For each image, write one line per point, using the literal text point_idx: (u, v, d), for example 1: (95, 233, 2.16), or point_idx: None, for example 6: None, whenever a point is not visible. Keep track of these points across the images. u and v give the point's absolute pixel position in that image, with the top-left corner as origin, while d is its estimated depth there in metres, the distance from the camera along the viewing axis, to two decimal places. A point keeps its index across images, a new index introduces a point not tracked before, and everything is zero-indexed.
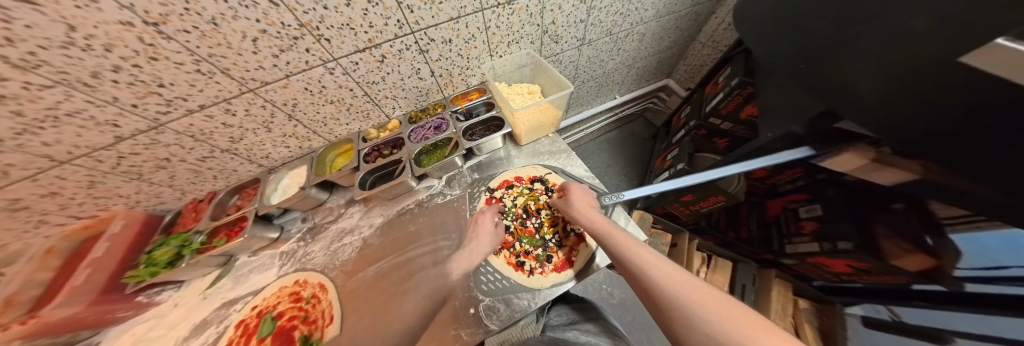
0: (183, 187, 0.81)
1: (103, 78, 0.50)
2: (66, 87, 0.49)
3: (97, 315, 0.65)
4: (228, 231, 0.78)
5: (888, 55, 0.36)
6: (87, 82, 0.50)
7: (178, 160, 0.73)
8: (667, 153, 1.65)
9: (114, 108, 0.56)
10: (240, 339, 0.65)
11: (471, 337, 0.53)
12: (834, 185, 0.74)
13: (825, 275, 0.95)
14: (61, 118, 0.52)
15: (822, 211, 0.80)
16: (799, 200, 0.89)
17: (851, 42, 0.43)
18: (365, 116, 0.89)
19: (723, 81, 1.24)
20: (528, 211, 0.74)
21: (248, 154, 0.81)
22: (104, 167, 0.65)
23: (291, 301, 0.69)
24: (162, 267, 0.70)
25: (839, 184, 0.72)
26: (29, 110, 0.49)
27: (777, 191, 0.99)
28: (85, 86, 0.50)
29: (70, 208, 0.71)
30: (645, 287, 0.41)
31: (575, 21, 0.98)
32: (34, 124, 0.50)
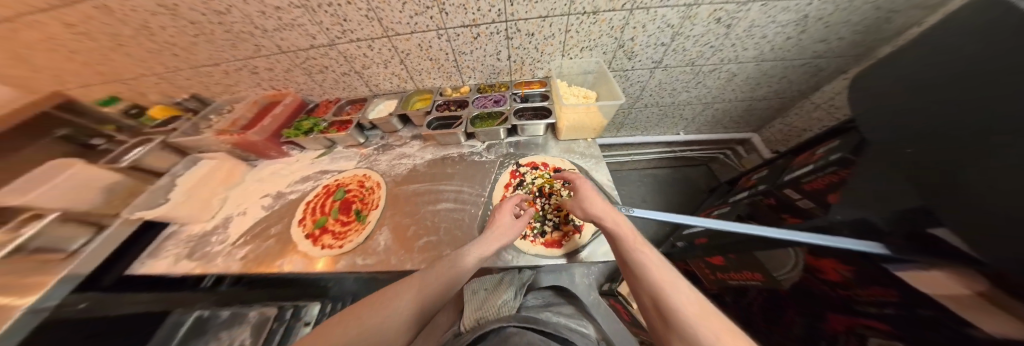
0: (325, 90, 1.18)
1: (321, 8, 0.81)
2: (304, 9, 0.81)
3: (263, 147, 1.05)
4: (338, 126, 1.11)
5: None
6: (313, 9, 0.81)
7: (330, 71, 1.07)
8: (717, 209, 1.48)
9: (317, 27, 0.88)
10: (323, 195, 0.95)
11: None
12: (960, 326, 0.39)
13: None
14: (293, 26, 0.87)
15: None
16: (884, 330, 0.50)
17: None
18: (448, 77, 1.11)
19: (822, 152, 1.03)
20: (542, 191, 0.83)
21: (367, 80, 1.13)
22: (296, 62, 1.02)
23: (357, 185, 0.95)
24: (302, 133, 1.06)
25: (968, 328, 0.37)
26: (284, 18, 0.83)
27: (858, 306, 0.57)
28: (312, 11, 0.82)
29: (272, 82, 1.13)
30: (631, 268, 0.45)
31: (655, 43, 0.99)
32: (284, 26, 0.86)
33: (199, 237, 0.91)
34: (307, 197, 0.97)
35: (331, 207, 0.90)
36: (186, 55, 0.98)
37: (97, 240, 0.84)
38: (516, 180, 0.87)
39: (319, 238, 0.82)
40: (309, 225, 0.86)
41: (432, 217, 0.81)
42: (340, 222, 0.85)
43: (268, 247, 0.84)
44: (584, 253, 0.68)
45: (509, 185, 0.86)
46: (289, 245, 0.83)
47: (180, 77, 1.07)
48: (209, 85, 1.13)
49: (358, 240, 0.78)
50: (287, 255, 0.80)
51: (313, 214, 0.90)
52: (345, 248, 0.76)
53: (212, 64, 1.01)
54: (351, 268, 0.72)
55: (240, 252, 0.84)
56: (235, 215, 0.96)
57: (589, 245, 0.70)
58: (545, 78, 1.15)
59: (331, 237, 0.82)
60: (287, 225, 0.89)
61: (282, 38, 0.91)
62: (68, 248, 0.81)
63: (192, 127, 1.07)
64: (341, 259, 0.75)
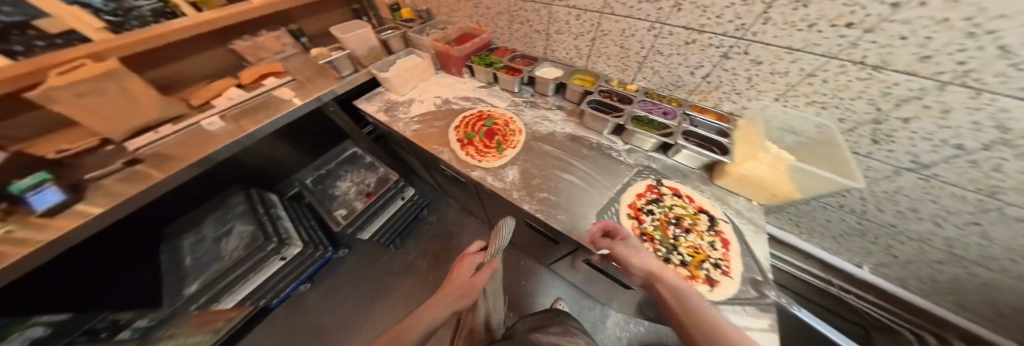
0: (509, 39, 1.34)
1: None
2: None
3: (455, 64, 1.30)
4: (509, 71, 1.25)
5: None
6: None
7: (529, 25, 1.20)
8: None
9: None
10: (476, 116, 1.12)
11: (574, 229, 0.74)
12: None
13: None
14: None
15: None
16: None
17: None
18: (623, 69, 1.10)
19: None
20: (678, 221, 0.75)
21: (549, 44, 1.21)
22: (510, 7, 1.18)
23: (503, 122, 1.08)
24: (484, 65, 1.25)
25: None
26: None
27: None
28: None
29: (479, 17, 1.35)
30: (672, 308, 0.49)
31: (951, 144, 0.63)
32: None
33: (392, 103, 1.25)
34: (464, 112, 1.16)
35: (478, 128, 1.06)
36: None
37: (352, 77, 1.25)
38: (651, 194, 0.82)
39: (464, 145, 0.98)
40: (460, 132, 1.04)
41: (557, 184, 0.86)
42: (482, 144, 0.99)
43: (429, 132, 1.06)
44: None
45: (642, 197, 0.81)
46: (440, 138, 1.03)
47: None
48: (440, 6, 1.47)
49: (492, 165, 0.90)
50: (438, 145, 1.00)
51: (465, 126, 1.07)
52: (482, 165, 0.90)
53: None
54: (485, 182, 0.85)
55: (413, 126, 1.10)
56: (416, 100, 1.24)
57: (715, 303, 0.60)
58: (730, 114, 0.99)
59: (473, 151, 0.96)
60: (445, 124, 1.09)
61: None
62: (340, 74, 1.23)
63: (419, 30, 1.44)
64: (476, 171, 0.89)
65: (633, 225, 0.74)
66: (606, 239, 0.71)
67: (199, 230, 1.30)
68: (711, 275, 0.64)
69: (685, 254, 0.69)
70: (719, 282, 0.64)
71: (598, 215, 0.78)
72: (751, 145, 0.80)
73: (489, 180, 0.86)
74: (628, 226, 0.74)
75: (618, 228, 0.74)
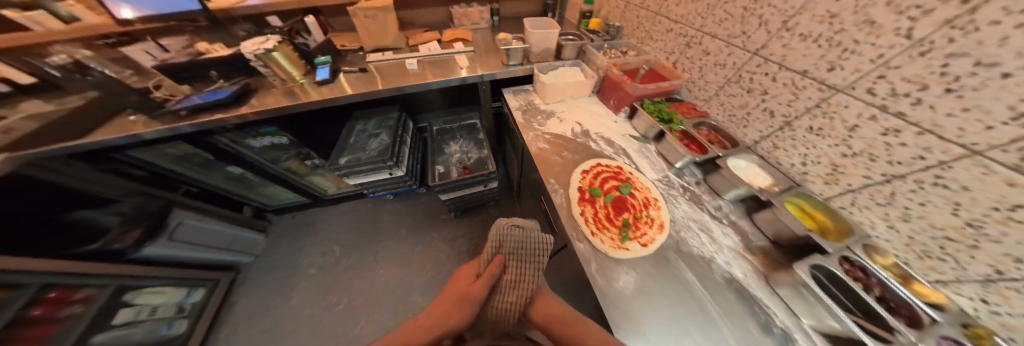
0: (708, 100, 0.99)
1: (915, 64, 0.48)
2: (888, 49, 0.52)
3: (621, 98, 1.08)
4: (689, 140, 0.93)
5: None
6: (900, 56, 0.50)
7: (762, 99, 0.81)
8: None
9: (860, 69, 0.57)
10: (614, 171, 0.90)
11: None
12: None
13: None
14: (837, 46, 0.61)
15: None
16: None
17: None
18: (924, 253, 0.57)
19: None
20: None
21: (778, 136, 0.80)
22: (746, 68, 0.83)
23: (642, 197, 0.82)
24: (660, 120, 0.97)
25: None
26: (845, 39, 0.59)
27: None
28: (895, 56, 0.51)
29: (681, 59, 1.07)
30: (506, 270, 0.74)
31: None
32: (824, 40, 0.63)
33: (532, 105, 1.20)
34: (601, 157, 0.95)
35: (609, 187, 0.85)
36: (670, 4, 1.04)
37: (514, 68, 1.26)
38: None
39: (584, 200, 0.80)
40: (587, 180, 0.85)
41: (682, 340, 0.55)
42: (605, 211, 0.79)
43: (554, 159, 0.93)
44: None
45: None
46: (559, 171, 0.89)
47: (635, 10, 1.23)
48: (637, 27, 1.25)
49: (605, 247, 0.70)
50: (553, 179, 0.86)
51: (595, 176, 0.87)
52: (593, 238, 0.72)
53: (673, 21, 1.04)
54: (589, 267, 0.66)
55: (540, 144, 0.99)
56: (557, 116, 1.13)
57: None
58: None
59: (589, 211, 0.78)
60: (572, 160, 0.93)
61: (785, 47, 0.72)
62: (508, 61, 1.27)
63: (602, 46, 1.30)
64: (582, 239, 0.72)
65: None
66: None
67: (366, 123, 1.79)
68: None
69: None
70: None
71: None
72: None
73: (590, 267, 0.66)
74: None
75: None
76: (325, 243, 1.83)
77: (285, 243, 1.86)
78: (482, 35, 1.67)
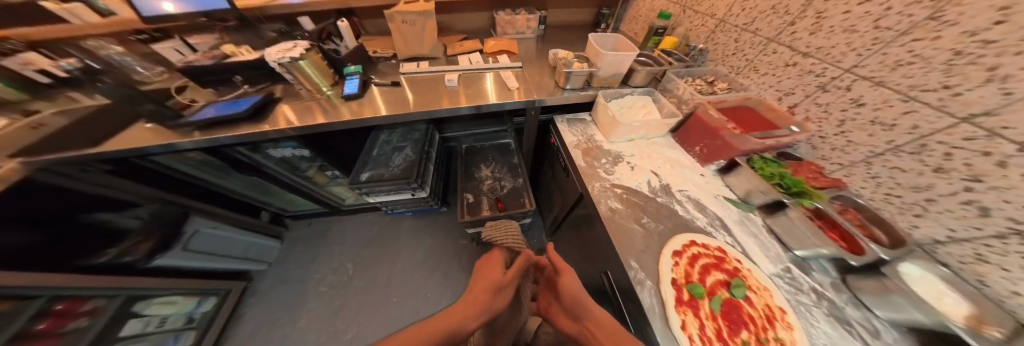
0: (853, 167, 0.73)
1: None
2: None
3: (718, 148, 0.83)
4: (828, 226, 0.67)
5: None
6: None
7: (963, 184, 0.55)
8: None
9: None
10: (714, 257, 0.68)
11: None
12: None
13: None
14: None
15: None
16: None
17: None
18: None
19: None
20: None
21: (991, 247, 0.52)
22: (934, 137, 0.58)
23: (763, 306, 0.59)
24: (781, 188, 0.71)
25: None
26: None
27: None
28: None
29: (805, 103, 0.81)
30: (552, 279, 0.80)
31: None
32: None
33: (592, 142, 0.99)
34: (693, 232, 0.73)
35: (710, 283, 0.64)
36: (796, 31, 0.79)
37: (571, 94, 1.06)
38: None
39: (678, 302, 0.59)
40: (682, 271, 0.65)
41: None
42: (712, 323, 0.58)
43: (630, 229, 0.73)
44: None
45: None
46: (639, 250, 0.68)
47: (732, 33, 0.98)
48: (733, 54, 1.01)
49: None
50: (633, 261, 0.66)
51: (690, 262, 0.67)
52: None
53: (799, 54, 0.79)
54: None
55: (608, 202, 0.79)
56: (626, 161, 0.92)
57: None
58: None
59: (692, 323, 0.56)
60: (654, 232, 0.73)
61: (1011, 127, 0.44)
62: (564, 85, 1.06)
63: (682, 74, 1.06)
64: None
65: None
66: None
67: (391, 134, 1.66)
68: None
69: None
70: None
71: None
72: None
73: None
74: None
75: None
76: (337, 258, 1.71)
77: (298, 251, 1.77)
78: (526, 47, 1.48)
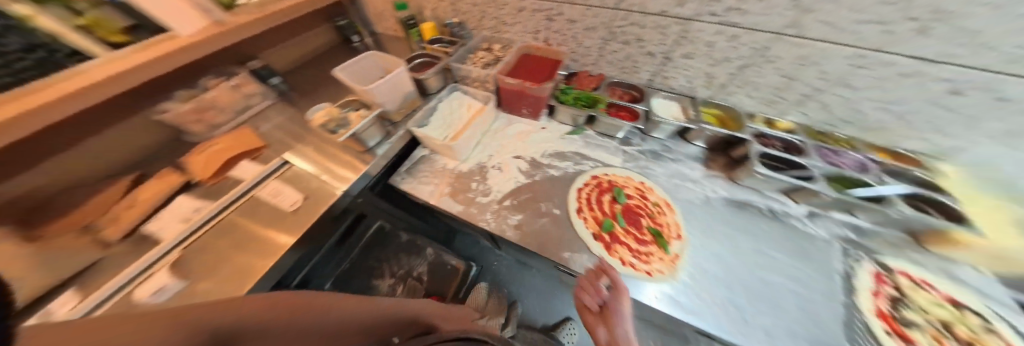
0: (600, 60, 0.95)
1: None
2: None
3: (533, 104, 0.92)
4: (613, 111, 0.92)
5: None
6: None
7: (639, 45, 0.85)
8: None
9: None
10: (595, 187, 0.78)
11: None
12: None
13: None
14: None
15: None
16: None
17: None
18: (773, 101, 0.83)
19: None
20: (960, 334, 0.56)
21: (666, 69, 0.88)
22: (617, 22, 0.81)
23: (635, 192, 0.79)
24: (586, 106, 0.89)
25: None
26: None
27: None
28: None
29: (550, 35, 0.96)
30: None
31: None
32: None
33: (455, 174, 0.85)
34: (570, 181, 0.81)
35: (608, 208, 0.75)
36: None
37: (385, 147, 0.82)
38: (887, 288, 0.63)
39: (612, 245, 0.67)
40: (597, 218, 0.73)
41: (785, 298, 0.61)
42: (631, 235, 0.71)
43: (543, 227, 0.71)
44: None
45: (881, 295, 0.62)
46: (569, 236, 0.69)
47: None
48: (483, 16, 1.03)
49: (668, 273, 0.64)
50: (572, 250, 0.67)
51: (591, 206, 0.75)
52: (657, 280, 0.62)
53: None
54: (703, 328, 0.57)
55: (514, 220, 0.73)
56: (491, 166, 0.86)
57: None
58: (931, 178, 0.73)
59: (626, 252, 0.67)
60: (556, 208, 0.74)
61: None
62: (368, 146, 0.80)
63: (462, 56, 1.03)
64: (651, 290, 0.62)
65: None
66: None
67: None
68: None
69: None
70: None
71: (846, 333, 0.57)
72: (996, 221, 0.64)
73: (692, 319, 0.58)
74: None
75: None
76: None
77: None
78: (277, 120, 0.97)
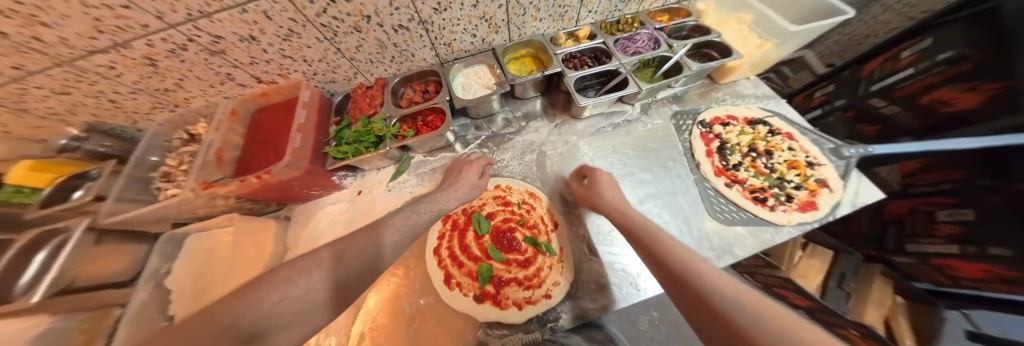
0: (359, 66, 0.70)
1: None
2: None
3: (308, 184, 0.62)
4: (413, 124, 0.69)
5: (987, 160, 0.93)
6: None
7: (376, 23, 0.58)
8: None
9: None
10: (451, 231, 0.71)
11: (724, 220, 0.61)
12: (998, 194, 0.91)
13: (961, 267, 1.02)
14: None
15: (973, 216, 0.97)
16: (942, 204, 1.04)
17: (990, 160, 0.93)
18: (560, 16, 0.72)
19: (919, 53, 1.09)
20: (755, 149, 0.68)
21: (436, 35, 0.66)
22: (309, 12, 0.51)
23: (497, 204, 0.71)
24: (368, 146, 0.63)
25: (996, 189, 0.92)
26: None
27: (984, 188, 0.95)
28: None
29: (258, 66, 0.69)
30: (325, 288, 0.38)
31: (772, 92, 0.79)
32: None
33: None
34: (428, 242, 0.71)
35: (479, 247, 0.67)
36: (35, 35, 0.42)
37: None
38: (713, 144, 0.69)
39: (497, 294, 0.61)
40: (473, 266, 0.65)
41: (660, 217, 0.63)
42: (514, 262, 0.64)
43: (416, 329, 0.58)
44: (787, 218, 0.60)
45: (712, 153, 0.68)
46: (453, 314, 0.60)
47: (46, 95, 0.59)
48: (124, 92, 0.67)
49: (563, 278, 0.61)
50: (464, 336, 0.58)
51: (454, 257, 0.67)
52: (556, 297, 0.59)
53: (117, 48, 0.52)
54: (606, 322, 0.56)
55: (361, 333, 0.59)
56: None
57: (831, 171, 0.65)
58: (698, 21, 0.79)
59: (516, 286, 0.61)
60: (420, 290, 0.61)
61: None
62: None
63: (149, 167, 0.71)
64: (559, 311, 0.58)
65: (743, 191, 0.63)
66: (739, 225, 0.60)
67: None
68: (819, 177, 0.64)
69: (768, 158, 0.67)
70: (815, 200, 0.62)
71: (712, 214, 0.62)
72: (745, 38, 0.74)
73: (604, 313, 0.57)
74: (738, 196, 0.63)
75: (738, 208, 0.62)
76: None
77: None
78: None
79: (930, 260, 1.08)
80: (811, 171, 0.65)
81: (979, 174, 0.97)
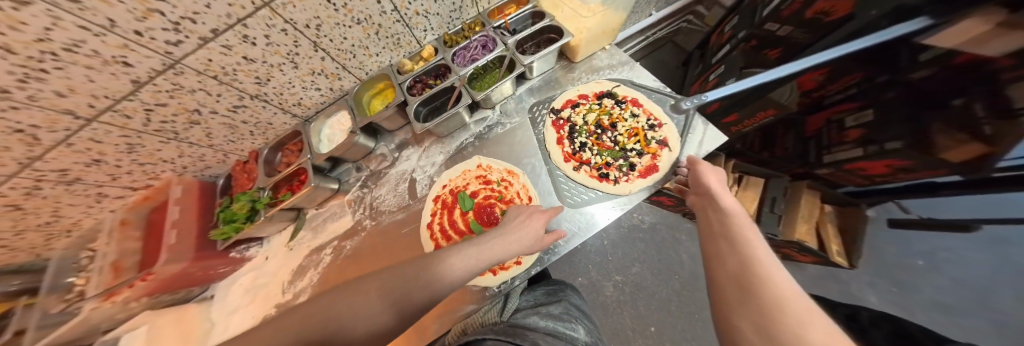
0: (222, 148, 0.85)
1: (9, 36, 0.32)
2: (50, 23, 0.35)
3: (202, 270, 0.78)
4: (289, 186, 0.76)
5: (870, 58, 0.83)
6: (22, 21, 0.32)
7: (207, 111, 0.69)
8: (717, 53, 1.56)
9: (115, 37, 0.42)
10: (441, 209, 0.72)
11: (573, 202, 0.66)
12: (898, 86, 0.81)
13: (855, 179, 1.11)
14: (60, 54, 0.40)
15: (874, 116, 0.91)
16: (848, 108, 0.99)
17: (877, 59, 0.83)
18: (395, 43, 0.79)
19: None
20: (602, 126, 0.74)
21: (278, 100, 0.78)
22: (134, 124, 0.61)
23: (479, 183, 0.75)
24: (241, 221, 0.70)
25: (903, 84, 0.79)
26: (15, 55, 0.36)
27: (871, 87, 0.88)
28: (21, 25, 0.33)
29: (122, 179, 0.75)
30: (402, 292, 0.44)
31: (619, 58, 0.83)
32: (33, 65, 0.39)
33: None
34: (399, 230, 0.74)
35: (465, 222, 0.70)
36: None
37: None
38: (564, 130, 0.74)
39: None
40: None
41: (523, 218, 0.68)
42: None
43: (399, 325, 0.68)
44: (630, 188, 0.65)
45: (563, 139, 0.73)
46: None
47: None
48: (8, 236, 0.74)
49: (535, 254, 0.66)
50: None
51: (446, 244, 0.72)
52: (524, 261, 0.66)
53: None
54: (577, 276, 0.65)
55: None
56: None
57: (676, 125, 0.70)
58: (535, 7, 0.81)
59: None
60: None
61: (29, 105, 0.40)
62: None
63: (60, 288, 0.75)
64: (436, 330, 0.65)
65: (590, 171, 0.68)
66: (586, 204, 0.65)
67: None
68: (661, 138, 0.68)
69: (615, 132, 0.72)
70: (657, 162, 0.66)
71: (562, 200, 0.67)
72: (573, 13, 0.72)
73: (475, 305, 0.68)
74: (585, 176, 0.68)
75: (588, 189, 0.67)
76: None
77: None
78: None
79: (845, 166, 1.10)
80: (654, 133, 0.69)
81: (874, 71, 0.85)
